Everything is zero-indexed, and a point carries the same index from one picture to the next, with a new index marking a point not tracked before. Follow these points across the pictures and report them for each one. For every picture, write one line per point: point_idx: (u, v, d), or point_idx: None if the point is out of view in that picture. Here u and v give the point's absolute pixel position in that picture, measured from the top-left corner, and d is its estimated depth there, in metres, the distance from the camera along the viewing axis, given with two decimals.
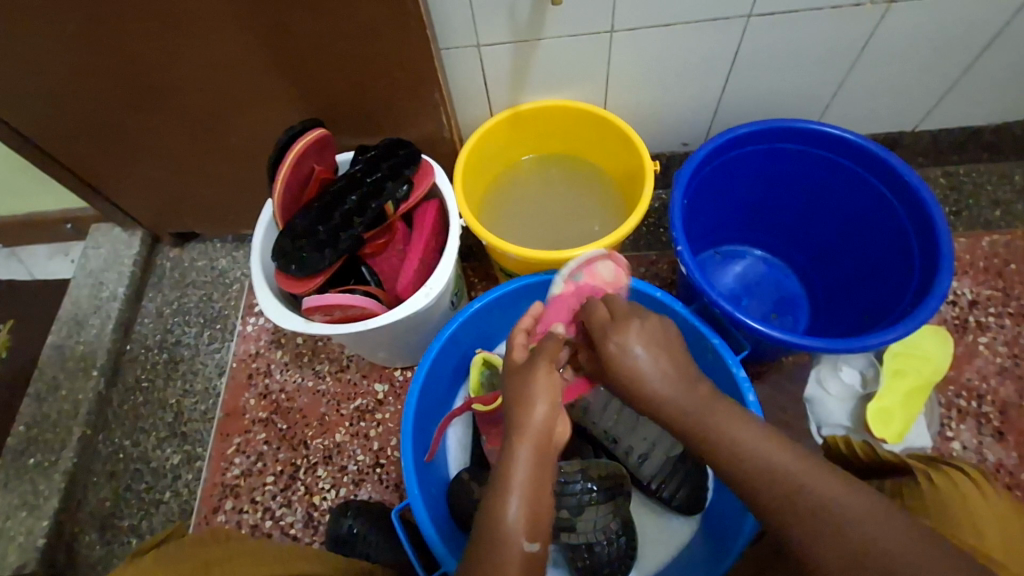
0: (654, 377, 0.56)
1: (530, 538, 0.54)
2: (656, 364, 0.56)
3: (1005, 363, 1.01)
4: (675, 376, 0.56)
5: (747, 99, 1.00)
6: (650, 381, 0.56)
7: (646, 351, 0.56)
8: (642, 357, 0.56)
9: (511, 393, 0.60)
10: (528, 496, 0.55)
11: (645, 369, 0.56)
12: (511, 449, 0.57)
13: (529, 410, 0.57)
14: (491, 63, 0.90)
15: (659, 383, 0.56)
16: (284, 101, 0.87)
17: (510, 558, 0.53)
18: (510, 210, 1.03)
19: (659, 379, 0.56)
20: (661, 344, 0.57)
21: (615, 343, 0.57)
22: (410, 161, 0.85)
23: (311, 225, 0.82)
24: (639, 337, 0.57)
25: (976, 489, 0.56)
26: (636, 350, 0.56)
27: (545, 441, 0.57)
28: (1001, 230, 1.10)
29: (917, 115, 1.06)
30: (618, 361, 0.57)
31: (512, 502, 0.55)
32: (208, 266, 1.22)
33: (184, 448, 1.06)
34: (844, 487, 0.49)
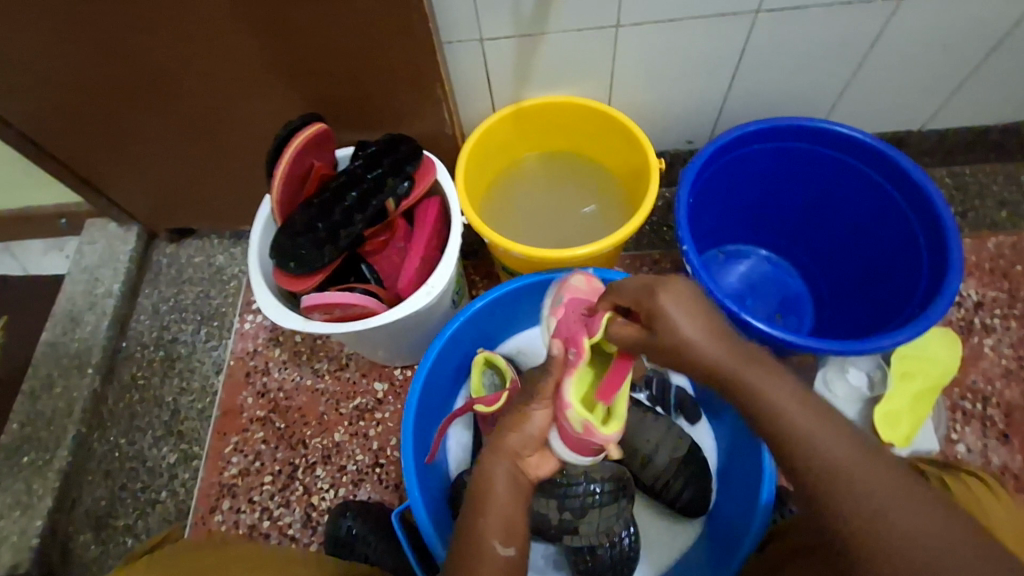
0: (698, 339, 0.53)
1: (503, 543, 0.58)
2: (699, 324, 0.53)
3: (1010, 366, 1.00)
4: (715, 333, 0.54)
5: (752, 97, 0.99)
6: (692, 343, 0.53)
7: (684, 309, 0.53)
8: (684, 316, 0.53)
9: (509, 418, 0.63)
10: (500, 509, 0.59)
11: (689, 330, 0.53)
12: (490, 463, 0.61)
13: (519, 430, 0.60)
14: (495, 57, 0.88)
15: (702, 345, 0.53)
16: (283, 94, 0.85)
17: (484, 561, 0.57)
18: (512, 207, 1.02)
19: (701, 339, 0.53)
20: (701, 306, 0.54)
21: (666, 296, 0.53)
22: (411, 157, 0.83)
23: (310, 221, 0.81)
24: (676, 295, 0.53)
25: (991, 494, 0.55)
26: (674, 309, 0.53)
27: (517, 463, 0.61)
28: (1006, 231, 1.09)
29: (924, 114, 1.05)
30: (661, 320, 0.53)
31: (483, 511, 0.59)
32: (205, 262, 1.20)
33: (181, 446, 1.05)
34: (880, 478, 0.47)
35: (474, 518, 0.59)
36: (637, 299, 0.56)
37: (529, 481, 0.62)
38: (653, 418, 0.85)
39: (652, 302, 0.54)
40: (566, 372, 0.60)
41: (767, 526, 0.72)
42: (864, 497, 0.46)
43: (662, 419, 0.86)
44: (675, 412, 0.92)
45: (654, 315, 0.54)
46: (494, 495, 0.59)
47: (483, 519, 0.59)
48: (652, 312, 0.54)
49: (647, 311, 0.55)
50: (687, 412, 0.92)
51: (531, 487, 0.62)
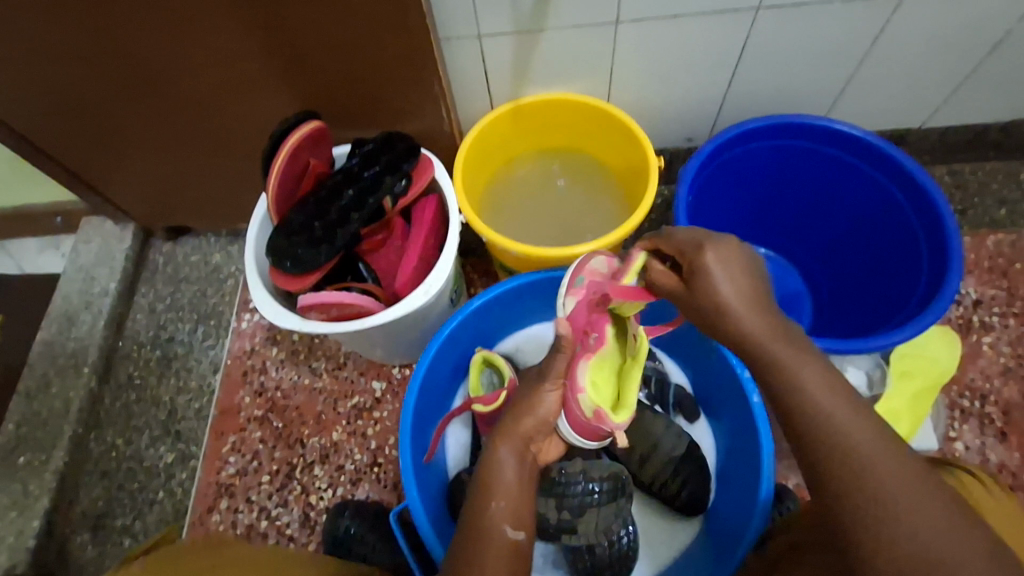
0: (733, 301, 0.53)
1: (512, 528, 0.57)
2: (736, 287, 0.53)
3: (1009, 364, 1.00)
4: (755, 302, 0.53)
5: (753, 94, 0.98)
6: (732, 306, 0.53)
7: (727, 272, 0.53)
8: (725, 276, 0.53)
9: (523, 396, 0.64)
10: (509, 492, 0.59)
11: (727, 291, 0.53)
12: (496, 445, 0.61)
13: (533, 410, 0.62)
14: (494, 54, 0.88)
15: (735, 308, 0.53)
16: (280, 92, 0.84)
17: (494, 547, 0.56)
18: (511, 206, 1.02)
19: (741, 304, 0.53)
20: (746, 269, 0.54)
21: (711, 255, 0.53)
22: (409, 155, 0.83)
23: (306, 221, 0.80)
24: (724, 257, 0.53)
25: (985, 491, 0.55)
26: (718, 270, 0.53)
27: (527, 448, 0.61)
28: (1006, 229, 1.09)
29: (925, 112, 1.04)
30: (701, 276, 0.53)
31: (493, 496, 0.58)
32: (202, 261, 1.19)
33: (178, 446, 1.05)
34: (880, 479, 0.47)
35: (484, 500, 0.58)
36: (681, 252, 0.55)
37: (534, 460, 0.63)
38: (652, 417, 0.85)
39: (695, 257, 0.54)
40: (583, 354, 0.61)
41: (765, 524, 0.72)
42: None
43: (661, 417, 0.86)
44: (674, 410, 0.92)
45: (697, 271, 0.54)
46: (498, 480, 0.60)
47: (490, 501, 0.58)
48: (694, 266, 0.54)
49: (691, 264, 0.54)
50: (685, 411, 0.92)
51: (536, 468, 0.63)
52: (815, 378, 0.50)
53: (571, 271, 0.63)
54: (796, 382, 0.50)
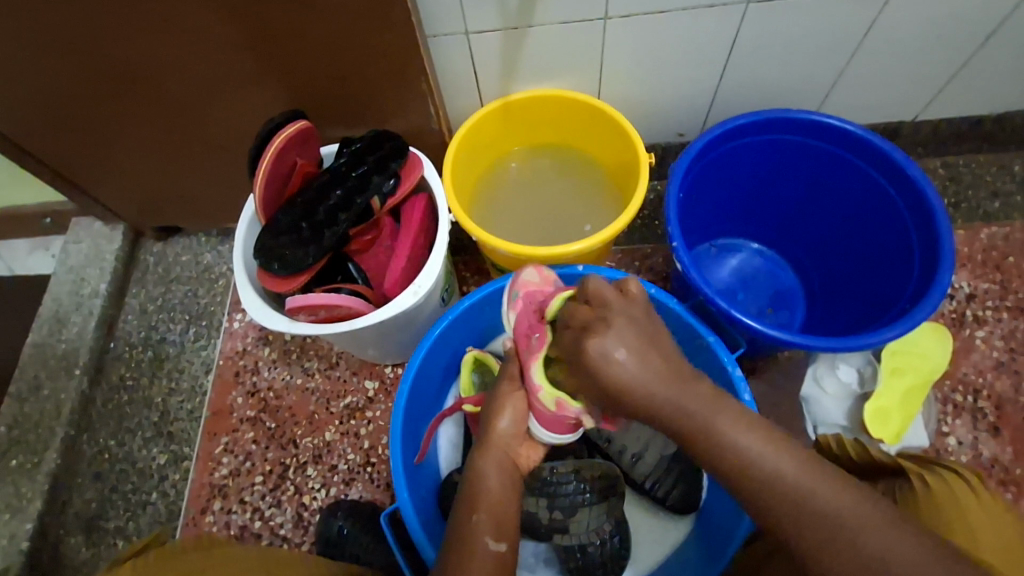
0: (635, 380, 0.51)
1: (494, 538, 0.57)
2: (638, 364, 0.51)
3: (1001, 358, 1.00)
4: (665, 375, 0.52)
5: (745, 87, 0.97)
6: (635, 387, 0.51)
7: (630, 355, 0.51)
8: (624, 356, 0.51)
9: (487, 405, 0.67)
10: (492, 504, 0.60)
11: (629, 372, 0.51)
12: (477, 458, 0.63)
13: (497, 419, 0.65)
14: (481, 50, 0.87)
15: (639, 386, 0.51)
16: (265, 92, 0.84)
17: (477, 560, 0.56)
18: (501, 203, 1.01)
19: (647, 381, 0.51)
20: (638, 344, 0.52)
21: (602, 335, 0.52)
22: (398, 154, 0.82)
23: (294, 221, 0.79)
24: (619, 342, 0.51)
25: (970, 493, 0.54)
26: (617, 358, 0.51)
27: (507, 455, 0.64)
28: (999, 222, 1.09)
29: (918, 105, 1.04)
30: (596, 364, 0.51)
31: (476, 508, 0.59)
32: (193, 261, 1.19)
33: (171, 447, 1.04)
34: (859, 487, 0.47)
35: (469, 513, 0.59)
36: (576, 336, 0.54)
37: (518, 470, 0.64)
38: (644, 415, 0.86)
39: (586, 339, 0.52)
40: (531, 356, 0.62)
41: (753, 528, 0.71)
42: (847, 509, 0.47)
43: None
44: None
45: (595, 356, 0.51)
46: (481, 489, 0.61)
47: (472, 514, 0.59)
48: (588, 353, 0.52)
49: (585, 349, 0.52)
50: None
51: (521, 476, 0.65)
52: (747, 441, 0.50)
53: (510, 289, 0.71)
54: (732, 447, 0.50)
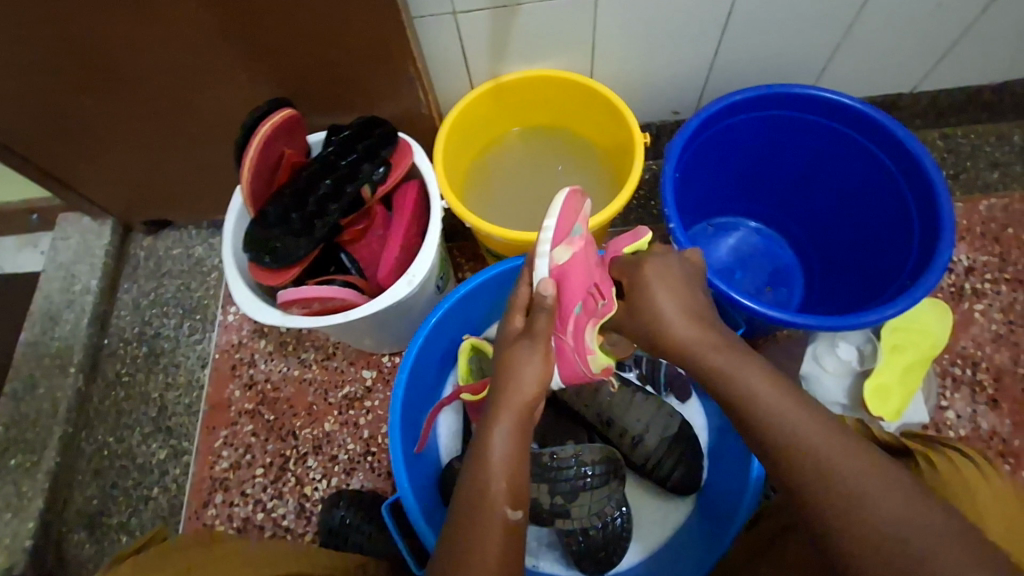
0: (672, 317, 0.59)
1: (512, 509, 0.55)
2: (675, 301, 0.60)
3: (1000, 331, 1.00)
4: (692, 315, 0.60)
5: (741, 63, 0.95)
6: (669, 322, 0.59)
7: (670, 297, 0.60)
8: (665, 294, 0.60)
9: (501, 363, 0.60)
10: (505, 469, 0.56)
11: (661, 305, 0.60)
12: (491, 416, 0.58)
13: (517, 377, 0.57)
14: (470, 31, 0.84)
15: (675, 323, 0.59)
16: (249, 80, 0.81)
17: (490, 521, 0.55)
18: (494, 187, 0.99)
19: (675, 318, 0.60)
20: (680, 288, 0.61)
21: (653, 269, 0.62)
22: (386, 141, 0.80)
23: (283, 213, 0.77)
24: (662, 286, 0.61)
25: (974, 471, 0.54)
26: (658, 296, 0.60)
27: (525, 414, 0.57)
28: (998, 193, 1.08)
29: (916, 76, 1.02)
30: (642, 290, 0.61)
31: (493, 479, 0.56)
32: (184, 254, 1.17)
33: (170, 442, 1.04)
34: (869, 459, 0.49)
35: (482, 479, 0.56)
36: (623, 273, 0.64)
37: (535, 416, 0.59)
38: (643, 398, 0.86)
39: (636, 274, 0.62)
40: (591, 317, 0.61)
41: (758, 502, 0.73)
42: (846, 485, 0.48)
43: (653, 399, 0.87)
44: (665, 390, 0.92)
45: (636, 289, 0.62)
46: (493, 440, 0.56)
47: (486, 474, 0.56)
48: (628, 289, 0.63)
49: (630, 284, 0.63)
50: (676, 390, 0.92)
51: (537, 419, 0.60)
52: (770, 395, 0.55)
53: (561, 214, 0.62)
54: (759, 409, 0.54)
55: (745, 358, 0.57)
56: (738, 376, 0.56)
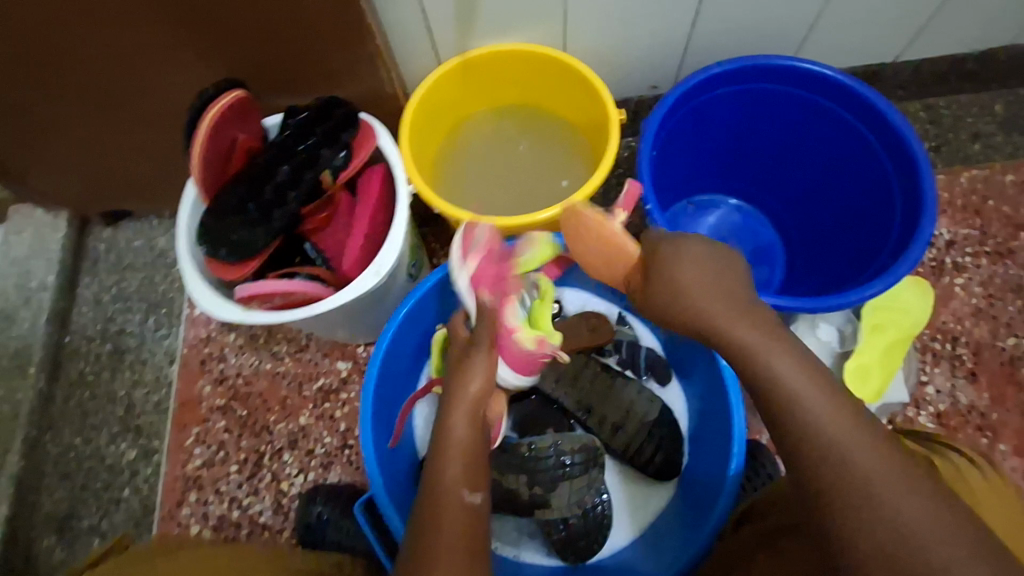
0: (693, 284, 0.58)
1: (470, 489, 0.56)
2: (697, 270, 0.58)
3: (979, 304, 0.99)
4: (718, 284, 0.58)
5: (719, 34, 0.91)
6: (691, 290, 0.58)
7: (692, 265, 0.59)
8: (688, 263, 0.59)
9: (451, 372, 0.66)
10: (460, 453, 0.59)
11: (682, 274, 0.58)
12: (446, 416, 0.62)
13: (466, 380, 0.63)
14: (433, 5, 0.79)
15: (696, 290, 0.57)
16: (197, 61, 0.76)
17: (450, 503, 0.55)
18: (466, 170, 0.95)
19: (697, 287, 0.58)
20: (704, 258, 0.59)
21: (672, 244, 0.61)
22: (347, 124, 0.76)
23: (238, 203, 0.73)
24: (683, 257, 0.60)
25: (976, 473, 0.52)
26: (678, 264, 0.59)
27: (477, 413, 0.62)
28: (980, 164, 1.06)
29: (898, 46, 0.99)
30: (663, 260, 0.60)
31: (449, 462, 0.58)
32: (146, 246, 1.12)
33: (140, 441, 1.01)
34: (863, 435, 0.47)
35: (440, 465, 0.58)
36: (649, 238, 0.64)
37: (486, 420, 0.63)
38: (623, 382, 0.86)
39: (657, 245, 0.62)
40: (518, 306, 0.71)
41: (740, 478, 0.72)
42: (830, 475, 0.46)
43: (632, 382, 0.87)
44: (645, 374, 0.90)
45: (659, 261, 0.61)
46: (452, 433, 0.60)
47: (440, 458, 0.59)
48: (657, 257, 0.61)
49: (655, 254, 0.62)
50: (657, 374, 0.90)
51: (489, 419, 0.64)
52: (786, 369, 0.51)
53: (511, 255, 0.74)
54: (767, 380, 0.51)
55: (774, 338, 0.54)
56: (767, 355, 0.53)
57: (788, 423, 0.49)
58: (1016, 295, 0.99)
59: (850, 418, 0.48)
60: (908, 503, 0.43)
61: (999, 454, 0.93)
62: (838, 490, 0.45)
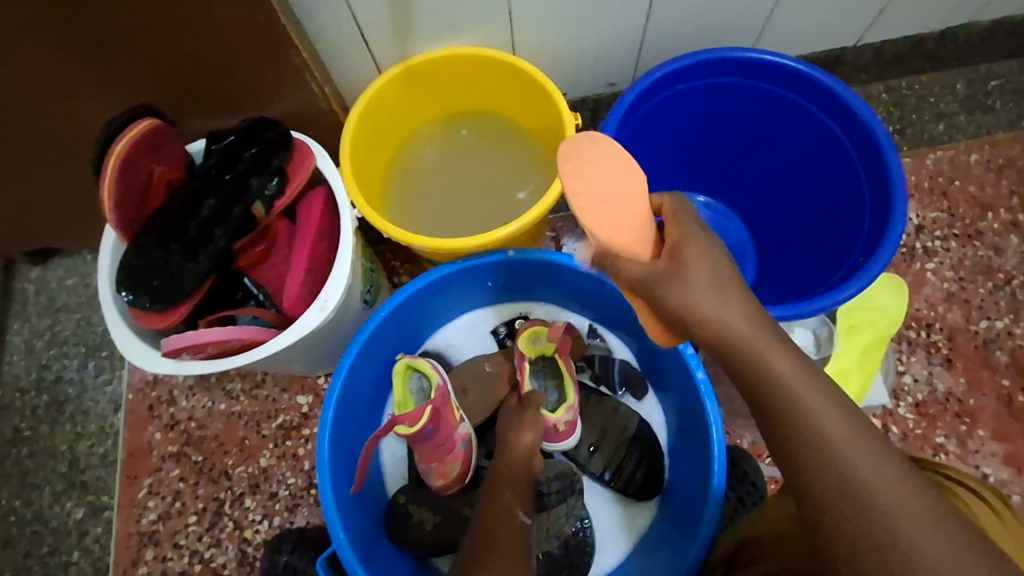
0: (702, 294, 0.49)
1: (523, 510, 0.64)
2: (712, 270, 0.50)
3: (952, 289, 0.98)
4: (723, 287, 0.49)
5: (675, 26, 0.86)
6: (702, 300, 0.49)
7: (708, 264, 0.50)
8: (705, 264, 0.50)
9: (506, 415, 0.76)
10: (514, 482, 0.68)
11: (699, 275, 0.49)
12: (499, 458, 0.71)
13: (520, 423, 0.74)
14: (364, 12, 0.73)
15: (703, 299, 0.49)
16: (104, 89, 0.68)
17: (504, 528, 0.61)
18: (418, 186, 0.89)
19: (704, 291, 0.49)
20: (718, 261, 0.50)
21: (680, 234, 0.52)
22: (278, 146, 0.70)
23: (162, 243, 0.67)
24: (699, 260, 0.50)
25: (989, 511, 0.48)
26: (693, 265, 0.50)
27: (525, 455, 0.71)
28: (944, 145, 1.04)
29: (857, 29, 0.96)
30: (685, 253, 0.51)
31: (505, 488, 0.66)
32: (80, 285, 1.03)
33: (87, 499, 0.93)
34: (873, 463, 0.42)
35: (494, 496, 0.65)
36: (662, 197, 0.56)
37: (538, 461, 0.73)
38: (597, 401, 0.84)
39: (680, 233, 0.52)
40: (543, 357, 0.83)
41: (723, 492, 0.69)
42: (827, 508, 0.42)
43: (608, 400, 0.84)
44: (621, 389, 0.86)
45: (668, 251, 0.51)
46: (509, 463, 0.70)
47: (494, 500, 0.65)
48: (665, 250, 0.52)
49: (674, 240, 0.52)
50: (633, 388, 0.86)
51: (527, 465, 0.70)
52: (792, 380, 0.46)
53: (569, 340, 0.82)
54: (774, 395, 0.46)
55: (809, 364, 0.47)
56: (776, 366, 0.46)
57: (792, 445, 0.45)
58: (987, 277, 0.98)
59: (861, 439, 0.43)
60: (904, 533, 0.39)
61: (978, 440, 0.92)
62: (846, 523, 0.42)
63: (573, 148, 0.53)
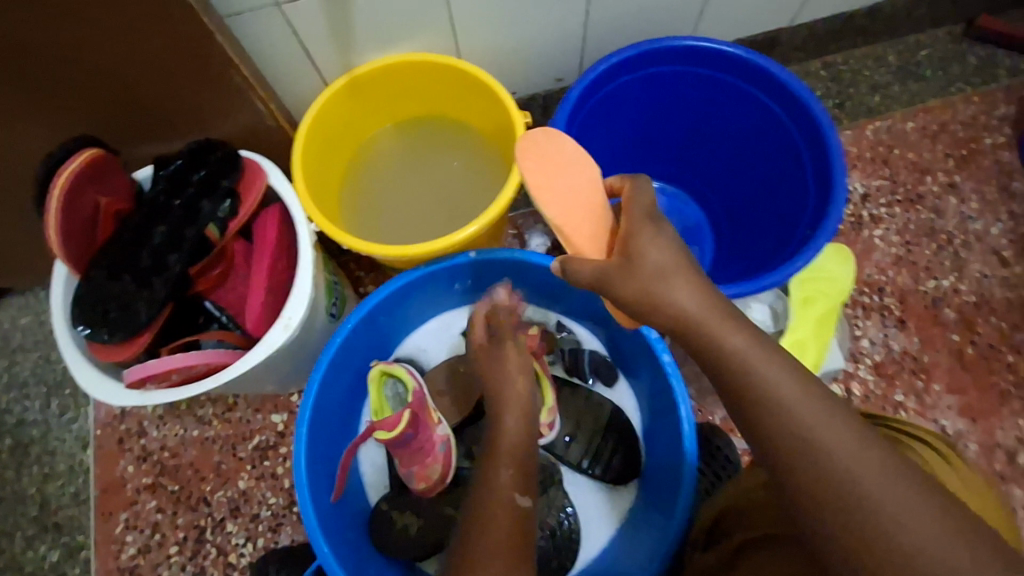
0: (653, 281, 0.50)
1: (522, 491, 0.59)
2: (660, 258, 0.51)
3: (899, 253, 1.02)
4: (675, 273, 0.51)
5: (615, 19, 0.88)
6: (653, 286, 0.50)
7: (655, 254, 0.51)
8: (651, 252, 0.51)
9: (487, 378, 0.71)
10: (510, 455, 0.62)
11: (657, 257, 0.51)
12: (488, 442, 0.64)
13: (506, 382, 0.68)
14: (305, 27, 0.73)
15: (655, 286, 0.50)
16: (41, 123, 0.67)
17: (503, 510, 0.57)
18: (374, 194, 0.89)
19: (653, 279, 0.51)
20: (667, 250, 0.52)
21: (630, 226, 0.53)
22: (227, 167, 0.69)
23: (115, 275, 0.66)
24: (647, 250, 0.51)
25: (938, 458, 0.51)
26: (640, 255, 0.51)
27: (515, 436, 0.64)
28: (882, 116, 1.09)
29: (790, 11, 0.99)
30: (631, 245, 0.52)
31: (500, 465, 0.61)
32: (35, 323, 1.00)
33: (61, 540, 0.91)
34: (825, 427, 0.44)
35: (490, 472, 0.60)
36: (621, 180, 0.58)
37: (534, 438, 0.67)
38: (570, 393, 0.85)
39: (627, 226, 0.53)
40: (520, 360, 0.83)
41: (697, 468, 0.71)
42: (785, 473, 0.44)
43: (581, 390, 0.86)
44: (591, 377, 0.88)
45: (624, 237, 0.53)
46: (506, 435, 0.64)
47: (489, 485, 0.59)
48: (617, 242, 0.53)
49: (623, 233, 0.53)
50: (603, 376, 0.88)
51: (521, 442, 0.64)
52: (747, 355, 0.47)
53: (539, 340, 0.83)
54: (731, 369, 0.48)
55: (763, 336, 0.48)
56: (731, 343, 0.48)
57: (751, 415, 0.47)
58: (931, 238, 1.03)
59: (813, 403, 0.45)
60: (854, 488, 0.42)
61: (934, 395, 0.96)
62: (803, 485, 0.44)
63: (528, 143, 0.59)
